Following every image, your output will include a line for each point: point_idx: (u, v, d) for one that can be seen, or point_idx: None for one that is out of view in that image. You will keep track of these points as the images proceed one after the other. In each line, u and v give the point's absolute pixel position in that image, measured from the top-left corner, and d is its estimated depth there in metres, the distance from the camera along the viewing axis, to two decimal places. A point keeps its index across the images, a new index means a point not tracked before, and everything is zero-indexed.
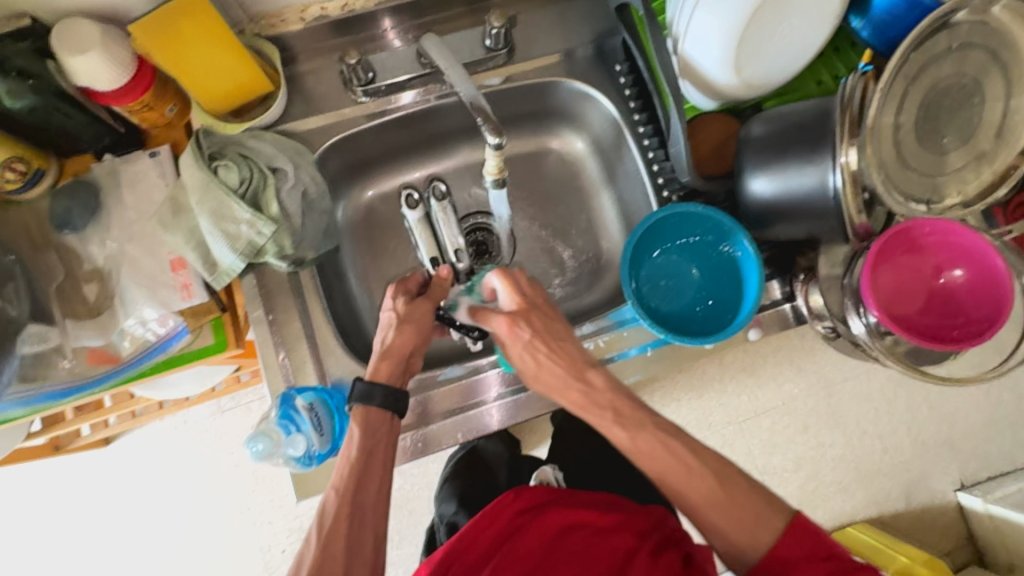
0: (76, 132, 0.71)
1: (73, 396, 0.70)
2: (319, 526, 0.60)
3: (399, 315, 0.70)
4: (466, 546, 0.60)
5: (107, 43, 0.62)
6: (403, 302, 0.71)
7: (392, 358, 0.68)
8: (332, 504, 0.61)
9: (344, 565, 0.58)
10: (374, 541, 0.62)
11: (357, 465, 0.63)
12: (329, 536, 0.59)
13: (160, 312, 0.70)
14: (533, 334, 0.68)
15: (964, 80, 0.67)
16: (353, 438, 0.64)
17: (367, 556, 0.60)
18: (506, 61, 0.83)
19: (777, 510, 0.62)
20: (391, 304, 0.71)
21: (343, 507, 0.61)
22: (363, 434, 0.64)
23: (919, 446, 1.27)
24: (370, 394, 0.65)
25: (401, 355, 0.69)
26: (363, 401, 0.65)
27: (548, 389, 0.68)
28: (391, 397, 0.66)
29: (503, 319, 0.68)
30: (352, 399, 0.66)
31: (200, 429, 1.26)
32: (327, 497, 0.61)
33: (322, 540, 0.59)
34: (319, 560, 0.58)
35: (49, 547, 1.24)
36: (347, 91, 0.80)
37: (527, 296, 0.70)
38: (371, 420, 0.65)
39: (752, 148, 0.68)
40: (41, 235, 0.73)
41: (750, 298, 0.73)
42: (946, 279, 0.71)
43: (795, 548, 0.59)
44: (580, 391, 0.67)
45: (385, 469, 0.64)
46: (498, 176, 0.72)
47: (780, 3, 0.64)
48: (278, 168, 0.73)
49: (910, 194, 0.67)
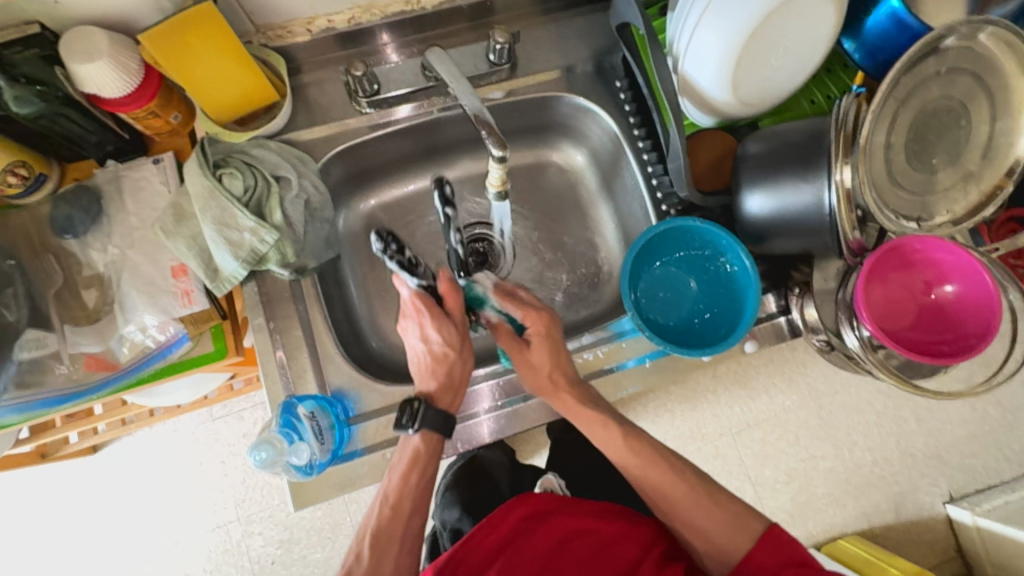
0: (80, 137, 0.71)
1: (69, 403, 0.69)
2: (372, 543, 0.64)
3: (448, 343, 0.70)
4: (471, 549, 0.60)
5: (116, 51, 0.62)
6: (445, 329, 0.70)
7: (452, 387, 0.71)
8: (386, 521, 0.65)
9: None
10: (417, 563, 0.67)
11: (418, 488, 0.67)
12: (379, 554, 0.64)
13: (160, 319, 0.70)
14: (551, 340, 0.72)
15: (951, 103, 0.70)
16: (415, 467, 0.67)
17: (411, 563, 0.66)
18: (508, 75, 0.84)
19: (756, 514, 0.66)
20: (439, 335, 0.70)
21: (398, 528, 0.65)
22: (426, 458, 0.67)
23: (908, 458, 1.28)
24: (433, 421, 0.68)
25: (457, 386, 0.71)
26: (428, 429, 0.68)
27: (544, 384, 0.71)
28: (446, 423, 0.69)
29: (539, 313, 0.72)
30: (416, 422, 0.67)
31: (194, 437, 1.25)
32: (381, 515, 0.65)
33: (375, 556, 0.63)
34: (371, 569, 0.63)
35: (33, 558, 1.21)
36: (351, 101, 0.81)
37: (548, 311, 0.74)
38: (434, 448, 0.68)
39: (749, 165, 0.70)
40: (41, 240, 0.72)
41: (747, 311, 0.74)
42: (936, 295, 0.73)
43: (772, 556, 0.63)
44: (580, 391, 0.72)
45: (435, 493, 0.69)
46: (500, 188, 0.74)
47: (776, 25, 0.66)
48: (282, 176, 0.74)
49: (901, 212, 0.69)
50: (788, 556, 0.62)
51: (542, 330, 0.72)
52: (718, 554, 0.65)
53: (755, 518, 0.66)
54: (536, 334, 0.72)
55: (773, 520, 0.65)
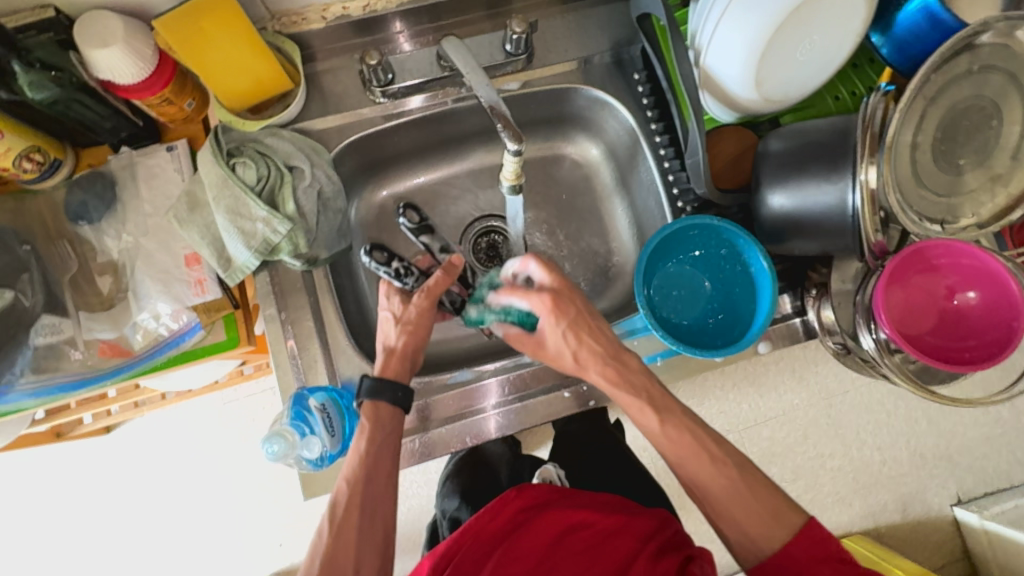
0: (95, 123, 0.71)
1: (84, 388, 0.70)
2: (330, 517, 0.62)
3: (409, 320, 0.71)
4: (471, 537, 0.61)
5: (131, 37, 0.62)
6: (398, 302, 0.73)
7: (400, 355, 0.70)
8: (343, 495, 0.63)
9: (355, 550, 0.61)
10: (384, 532, 0.64)
11: (367, 455, 0.64)
12: (340, 527, 0.62)
13: (173, 307, 0.70)
14: (568, 317, 0.67)
15: (983, 102, 0.67)
16: (363, 434, 0.65)
17: (378, 539, 0.63)
18: (524, 66, 0.83)
19: (795, 508, 0.62)
20: (389, 306, 0.73)
21: (354, 496, 0.63)
22: (373, 427, 0.66)
23: (917, 459, 1.27)
24: (378, 390, 0.67)
25: (405, 354, 0.70)
26: (371, 397, 0.67)
27: (585, 366, 0.68)
28: (400, 394, 0.67)
29: (548, 294, 0.68)
30: (359, 395, 0.68)
31: (206, 421, 1.26)
32: (338, 488, 0.63)
33: (335, 528, 0.62)
34: (333, 544, 0.61)
35: (49, 536, 1.24)
36: (366, 90, 0.80)
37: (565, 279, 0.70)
38: (380, 414, 0.67)
39: (770, 163, 0.68)
40: (56, 226, 0.73)
41: (763, 313, 0.73)
42: (959, 301, 0.71)
43: (811, 552, 0.60)
44: (615, 369, 0.68)
45: (393, 458, 0.66)
46: (515, 182, 0.73)
47: (804, 19, 0.64)
48: (295, 166, 0.73)
49: (924, 214, 0.67)
50: (823, 553, 0.60)
51: (550, 311, 0.67)
52: (747, 543, 0.62)
53: (794, 512, 0.62)
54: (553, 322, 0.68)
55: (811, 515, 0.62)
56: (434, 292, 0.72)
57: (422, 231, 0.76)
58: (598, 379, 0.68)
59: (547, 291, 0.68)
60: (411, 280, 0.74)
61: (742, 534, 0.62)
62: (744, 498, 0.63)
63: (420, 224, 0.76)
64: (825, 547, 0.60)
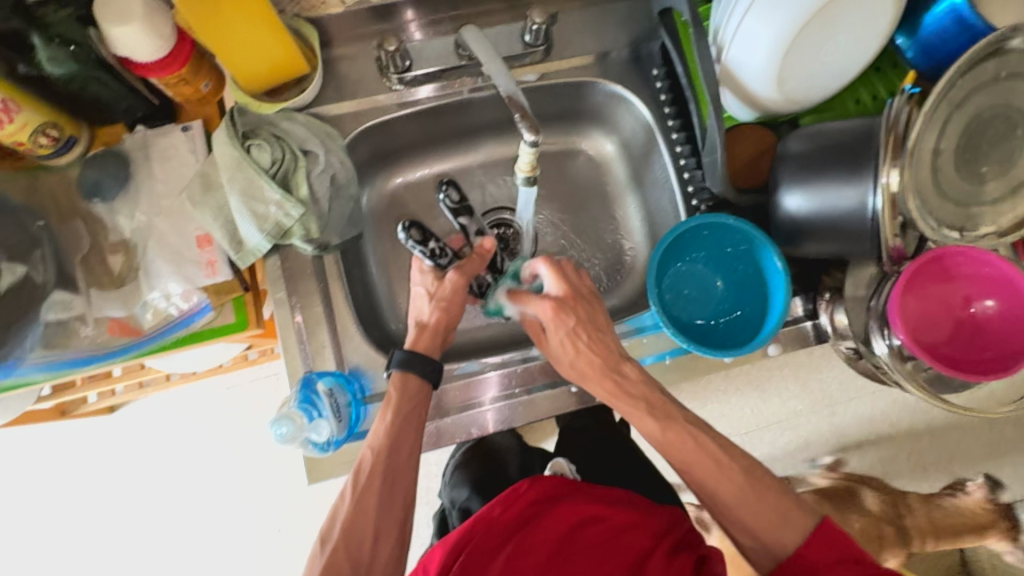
0: (110, 101, 0.71)
1: (93, 365, 0.70)
2: (354, 481, 0.63)
3: (444, 297, 0.72)
4: (483, 529, 0.61)
5: (150, 16, 0.61)
6: (433, 279, 0.73)
7: (432, 331, 0.71)
8: (368, 461, 0.64)
9: (376, 517, 0.62)
10: (404, 501, 0.64)
11: (392, 426, 0.65)
12: (362, 490, 0.62)
13: (184, 287, 0.70)
14: (568, 328, 0.68)
15: (1008, 110, 0.66)
16: (390, 405, 0.66)
17: (397, 510, 0.63)
18: (542, 58, 0.82)
19: (806, 510, 0.62)
20: (423, 283, 0.73)
21: (379, 464, 0.63)
22: (400, 399, 0.66)
23: (919, 471, 1.26)
24: (409, 362, 0.67)
25: (437, 330, 0.71)
26: (402, 368, 0.67)
27: (582, 376, 0.69)
28: (429, 369, 0.68)
29: (550, 303, 0.68)
30: (391, 365, 0.68)
31: (210, 404, 1.27)
32: (363, 454, 0.64)
33: (358, 491, 0.62)
34: (355, 508, 0.62)
35: (51, 512, 1.24)
36: (382, 78, 0.80)
37: (574, 285, 0.71)
38: (408, 388, 0.67)
39: (790, 164, 0.67)
40: (69, 203, 0.73)
41: (775, 315, 0.72)
42: (975, 309, 0.70)
43: (824, 552, 0.59)
44: (612, 383, 0.68)
45: (418, 433, 0.66)
46: (529, 174, 0.72)
47: (830, 18, 0.63)
48: (309, 151, 0.73)
49: (944, 221, 0.66)
50: (840, 554, 0.59)
51: (551, 319, 0.68)
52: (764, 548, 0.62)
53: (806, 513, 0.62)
54: (555, 330, 0.69)
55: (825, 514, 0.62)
56: (469, 270, 0.73)
57: (462, 209, 0.76)
58: (594, 391, 0.69)
59: (550, 299, 0.69)
60: (444, 261, 0.73)
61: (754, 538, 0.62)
62: (751, 503, 0.63)
63: (461, 203, 0.76)
64: (842, 549, 0.59)
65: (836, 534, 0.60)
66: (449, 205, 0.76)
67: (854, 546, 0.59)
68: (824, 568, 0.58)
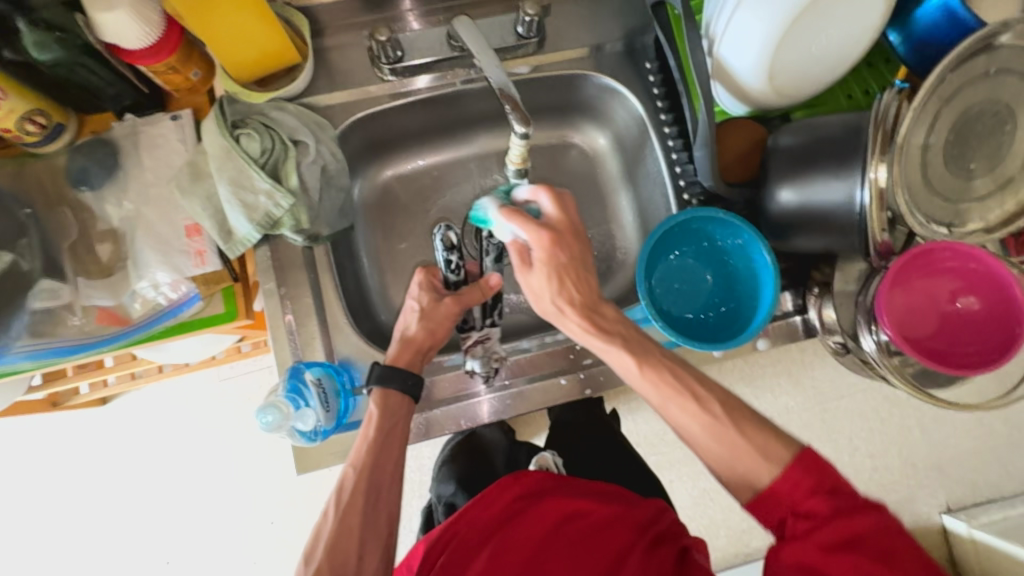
0: (99, 88, 0.70)
1: (79, 354, 0.69)
2: (337, 500, 0.63)
3: (429, 322, 0.71)
4: (467, 524, 0.64)
5: (138, 2, 0.61)
6: (427, 296, 0.72)
7: (415, 350, 0.71)
8: (350, 480, 0.63)
9: (360, 536, 0.61)
10: (389, 517, 0.64)
11: (373, 443, 0.65)
12: (346, 509, 0.62)
13: (172, 277, 0.70)
14: (557, 262, 0.64)
15: (997, 106, 0.67)
16: (371, 420, 0.66)
17: (382, 528, 0.63)
18: (535, 51, 0.82)
19: (784, 442, 0.58)
20: (413, 297, 0.73)
21: (361, 482, 0.63)
22: (381, 414, 0.66)
23: (909, 467, 1.27)
24: (388, 377, 0.67)
25: (420, 349, 0.71)
26: (381, 384, 0.67)
27: (562, 312, 0.66)
28: (410, 383, 0.68)
29: (547, 233, 0.63)
30: (369, 381, 0.68)
31: (203, 396, 1.27)
32: (344, 474, 0.64)
33: (339, 515, 0.62)
34: (338, 528, 0.61)
35: (42, 503, 1.24)
36: (373, 68, 0.79)
37: (574, 224, 0.66)
38: (390, 404, 0.67)
39: (780, 157, 0.67)
40: (57, 191, 0.72)
41: (764, 308, 0.72)
42: (960, 305, 0.70)
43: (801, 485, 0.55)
44: (589, 322, 0.65)
45: (400, 449, 0.66)
46: (521, 166, 0.72)
47: (821, 12, 0.63)
48: (299, 141, 0.73)
49: (932, 217, 0.67)
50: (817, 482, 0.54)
51: (544, 249, 0.63)
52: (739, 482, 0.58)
53: (784, 448, 0.57)
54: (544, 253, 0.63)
55: (806, 445, 0.57)
56: (466, 301, 0.72)
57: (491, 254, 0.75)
58: (570, 327, 0.66)
59: (546, 228, 0.63)
60: (453, 276, 0.72)
61: (732, 472, 0.58)
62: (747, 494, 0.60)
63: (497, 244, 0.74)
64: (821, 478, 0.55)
65: (815, 462, 0.56)
66: (489, 244, 0.74)
67: (832, 475, 0.55)
68: (796, 501, 0.54)
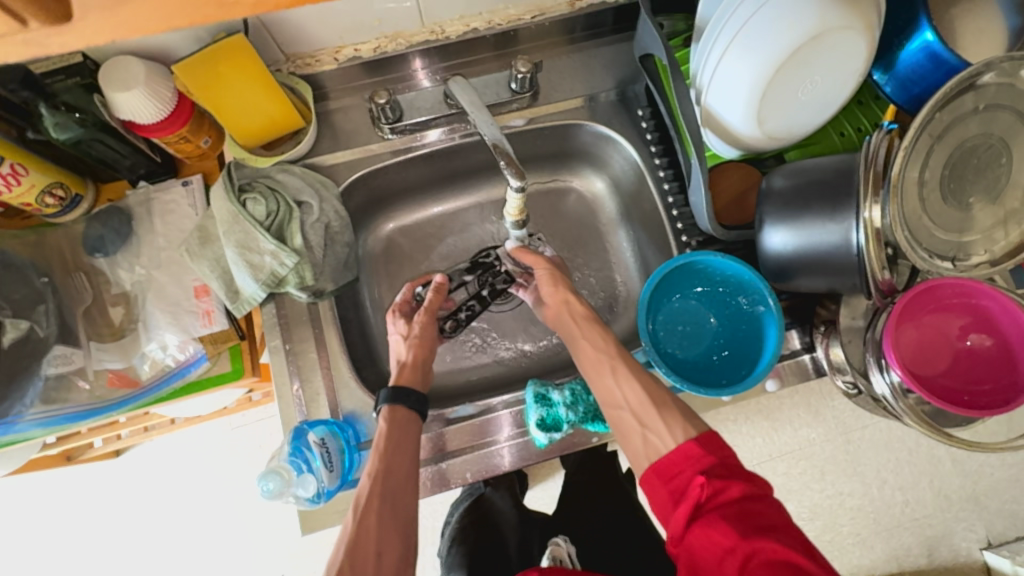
0: (116, 161, 0.74)
1: (90, 419, 0.70)
2: (354, 514, 0.60)
3: (417, 339, 0.75)
4: None
5: (152, 82, 0.65)
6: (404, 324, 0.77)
7: (411, 367, 0.73)
8: (364, 491, 0.61)
9: (376, 546, 0.57)
10: (406, 522, 0.61)
11: (386, 452, 0.64)
12: (363, 514, 0.60)
13: (180, 338, 0.72)
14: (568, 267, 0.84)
15: (991, 140, 0.67)
16: (379, 435, 0.66)
17: (399, 540, 0.59)
18: (529, 103, 0.85)
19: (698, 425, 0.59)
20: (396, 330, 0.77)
21: (375, 490, 0.61)
22: (391, 427, 0.66)
23: (942, 500, 1.22)
24: (398, 397, 0.68)
25: (417, 366, 0.73)
26: (390, 403, 0.68)
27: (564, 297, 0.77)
28: (415, 400, 0.68)
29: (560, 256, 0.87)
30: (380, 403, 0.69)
31: (213, 446, 1.27)
32: (361, 485, 0.62)
33: (357, 529, 0.58)
34: (353, 540, 0.57)
35: (54, 562, 1.23)
36: (375, 127, 0.83)
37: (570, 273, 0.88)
38: (401, 420, 0.67)
39: (773, 200, 0.68)
40: (74, 258, 0.75)
41: (769, 352, 0.72)
42: (972, 342, 0.69)
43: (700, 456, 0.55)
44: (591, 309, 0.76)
45: (413, 458, 0.65)
46: (517, 217, 0.75)
47: (805, 60, 0.65)
48: (303, 202, 0.75)
49: (936, 252, 0.66)
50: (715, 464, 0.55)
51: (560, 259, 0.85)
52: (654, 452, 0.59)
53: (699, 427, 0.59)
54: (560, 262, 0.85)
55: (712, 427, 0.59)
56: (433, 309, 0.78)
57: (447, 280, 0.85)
58: (574, 305, 0.76)
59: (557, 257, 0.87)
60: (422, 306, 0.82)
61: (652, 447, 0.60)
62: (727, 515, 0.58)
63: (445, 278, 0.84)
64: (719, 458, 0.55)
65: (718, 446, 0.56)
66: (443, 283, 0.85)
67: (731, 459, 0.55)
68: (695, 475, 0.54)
